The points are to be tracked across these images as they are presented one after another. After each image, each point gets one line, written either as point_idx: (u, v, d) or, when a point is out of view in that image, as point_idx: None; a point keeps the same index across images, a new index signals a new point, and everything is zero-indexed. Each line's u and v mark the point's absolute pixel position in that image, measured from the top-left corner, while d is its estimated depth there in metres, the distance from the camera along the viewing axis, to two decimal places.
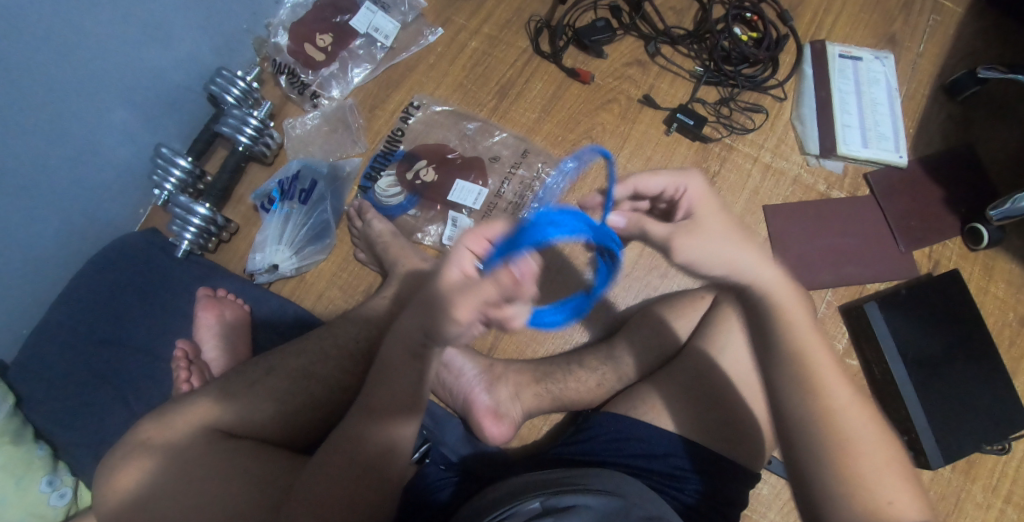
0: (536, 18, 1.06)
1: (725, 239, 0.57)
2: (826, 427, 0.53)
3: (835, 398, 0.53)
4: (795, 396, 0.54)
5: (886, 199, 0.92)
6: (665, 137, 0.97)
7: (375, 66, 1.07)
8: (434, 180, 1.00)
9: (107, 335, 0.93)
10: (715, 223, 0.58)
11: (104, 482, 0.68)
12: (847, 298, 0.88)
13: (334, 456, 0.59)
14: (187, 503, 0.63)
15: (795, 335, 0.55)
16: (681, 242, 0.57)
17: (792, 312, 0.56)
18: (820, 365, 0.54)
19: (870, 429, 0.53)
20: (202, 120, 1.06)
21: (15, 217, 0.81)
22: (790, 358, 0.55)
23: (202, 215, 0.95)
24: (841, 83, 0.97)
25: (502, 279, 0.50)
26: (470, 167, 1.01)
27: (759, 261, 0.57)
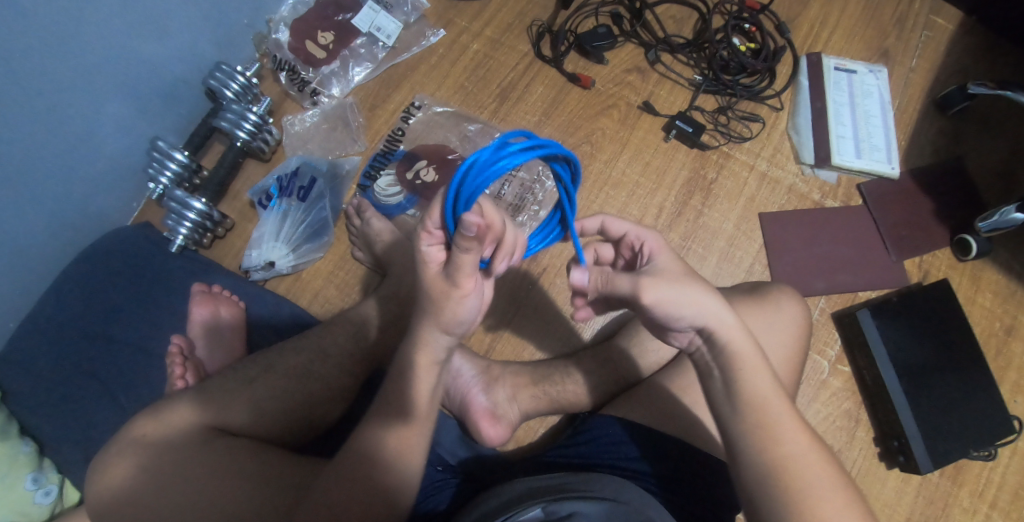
0: (537, 23, 1.07)
1: (690, 283, 0.56)
2: (783, 473, 0.51)
3: (791, 447, 0.52)
4: (753, 442, 0.53)
5: (879, 208, 0.93)
6: (664, 143, 0.98)
7: (376, 65, 1.07)
8: (434, 180, 1.00)
9: (97, 330, 0.92)
10: (678, 269, 0.57)
11: (96, 478, 0.66)
12: (840, 305, 0.90)
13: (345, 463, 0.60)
14: (184, 501, 0.62)
15: (753, 386, 0.54)
16: (650, 283, 0.55)
17: (749, 360, 0.55)
18: (775, 414, 0.53)
19: (828, 475, 0.52)
20: (199, 114, 1.05)
21: (6, 207, 0.79)
22: (752, 412, 0.54)
23: (198, 209, 0.94)
24: (836, 95, 0.99)
25: (467, 245, 0.49)
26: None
27: (720, 313, 0.56)
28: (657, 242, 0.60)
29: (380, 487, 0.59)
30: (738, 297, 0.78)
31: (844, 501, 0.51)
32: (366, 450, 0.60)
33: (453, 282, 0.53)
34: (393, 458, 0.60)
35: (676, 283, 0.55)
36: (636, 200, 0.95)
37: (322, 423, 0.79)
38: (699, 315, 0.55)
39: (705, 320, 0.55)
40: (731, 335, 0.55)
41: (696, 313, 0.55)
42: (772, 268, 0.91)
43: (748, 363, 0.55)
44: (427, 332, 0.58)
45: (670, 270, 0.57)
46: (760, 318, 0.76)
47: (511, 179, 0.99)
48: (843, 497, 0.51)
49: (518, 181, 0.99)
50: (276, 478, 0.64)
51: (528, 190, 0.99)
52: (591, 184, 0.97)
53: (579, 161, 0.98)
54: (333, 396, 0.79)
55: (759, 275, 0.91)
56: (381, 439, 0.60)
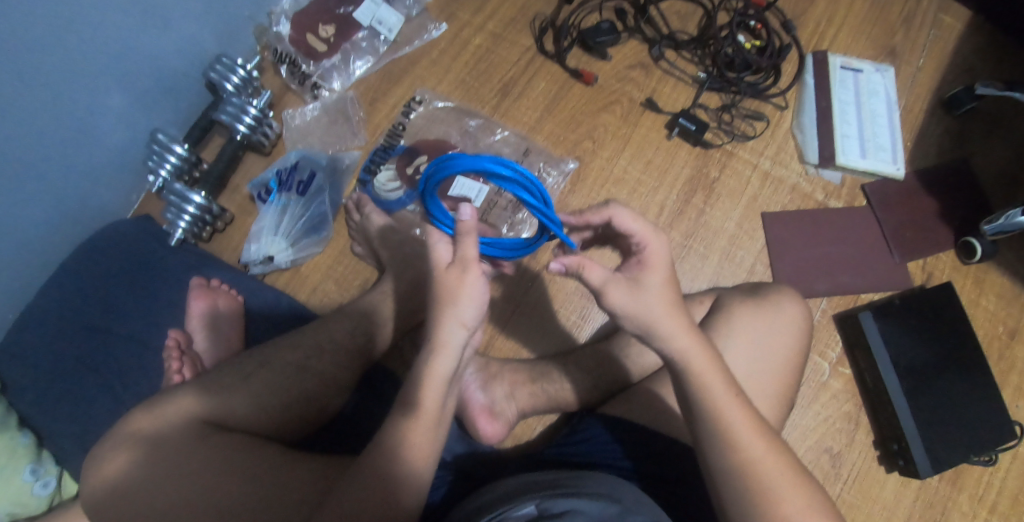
0: (540, 17, 1.06)
1: (658, 303, 0.57)
2: (746, 479, 0.53)
3: (751, 451, 0.54)
4: (716, 449, 0.55)
5: (883, 209, 0.92)
6: (666, 141, 0.97)
7: (378, 59, 1.06)
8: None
9: (96, 323, 0.93)
10: (655, 285, 0.57)
11: (93, 475, 0.66)
12: (842, 306, 0.89)
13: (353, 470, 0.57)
14: (178, 496, 0.62)
15: (710, 395, 0.56)
16: (616, 292, 0.57)
17: (703, 371, 0.56)
18: (735, 422, 0.55)
19: (788, 477, 0.54)
20: (200, 107, 1.05)
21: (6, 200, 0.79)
22: (710, 423, 0.55)
23: (197, 203, 0.94)
24: (841, 94, 0.97)
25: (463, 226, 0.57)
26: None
27: (674, 330, 0.56)
28: (658, 251, 0.58)
29: (391, 502, 0.55)
30: (738, 298, 0.78)
31: (804, 500, 0.53)
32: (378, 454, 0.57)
33: (462, 267, 0.58)
34: (406, 470, 0.57)
35: (643, 298, 0.56)
36: (637, 198, 0.94)
37: (318, 418, 0.78)
38: (658, 330, 0.56)
39: (666, 334, 0.56)
40: (684, 351, 0.56)
41: (654, 329, 0.56)
42: (773, 268, 0.90)
43: (702, 374, 0.56)
44: (444, 332, 0.58)
45: (648, 286, 0.57)
46: (760, 319, 0.75)
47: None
48: (801, 493, 0.53)
49: None
50: (275, 478, 0.64)
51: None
52: (592, 181, 0.96)
53: (580, 158, 0.98)
54: (329, 392, 0.78)
55: (760, 276, 0.90)
56: (395, 444, 0.57)
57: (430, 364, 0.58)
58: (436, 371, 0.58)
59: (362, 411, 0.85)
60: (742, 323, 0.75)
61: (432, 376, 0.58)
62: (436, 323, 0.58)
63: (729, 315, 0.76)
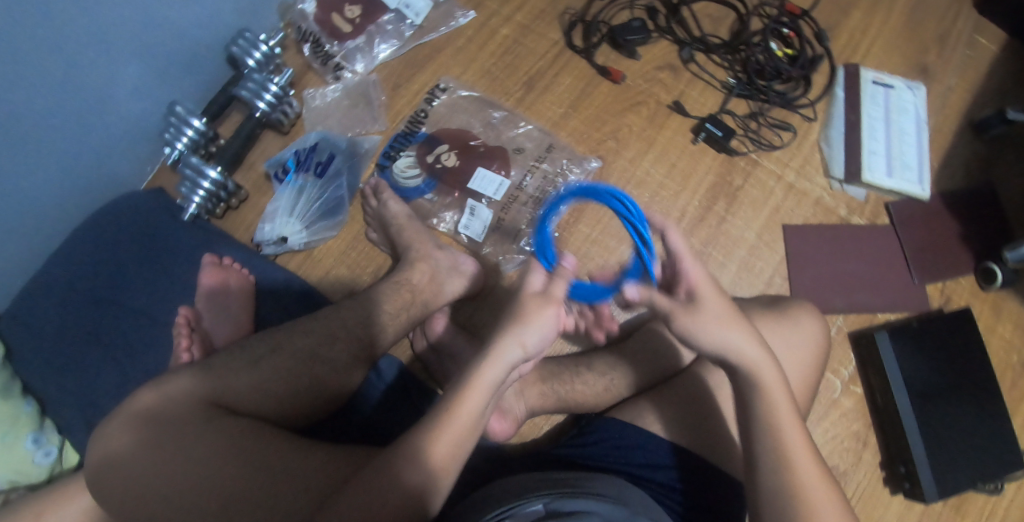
0: (570, 11, 1.04)
1: (722, 324, 0.59)
2: (797, 502, 0.54)
3: (805, 476, 0.56)
4: (771, 467, 0.56)
5: (905, 229, 0.91)
6: (691, 146, 0.96)
7: (403, 43, 1.05)
8: (454, 163, 0.97)
9: (106, 294, 0.93)
10: (713, 306, 0.60)
11: (94, 456, 0.64)
12: (858, 325, 0.88)
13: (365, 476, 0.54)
14: (186, 478, 0.61)
15: (773, 413, 0.58)
16: (684, 319, 0.59)
17: (772, 388, 0.59)
18: (793, 444, 0.57)
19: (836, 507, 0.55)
20: (219, 81, 1.03)
21: (21, 166, 0.78)
22: (769, 440, 0.57)
23: (212, 179, 0.93)
24: (872, 109, 0.96)
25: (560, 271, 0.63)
26: (491, 155, 0.98)
27: (743, 346, 0.59)
28: (700, 274, 0.61)
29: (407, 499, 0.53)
30: (757, 310, 0.78)
31: None
32: (399, 455, 0.55)
33: (545, 297, 0.58)
34: (429, 471, 0.54)
35: (707, 321, 0.59)
36: (658, 201, 0.93)
37: (327, 407, 0.77)
38: (730, 349, 0.59)
39: (735, 355, 0.59)
40: (757, 365, 0.59)
41: (724, 348, 0.59)
42: (792, 281, 0.89)
43: (771, 390, 0.58)
44: (503, 342, 0.56)
45: (706, 309, 0.59)
46: (777, 332, 0.76)
47: (534, 171, 0.97)
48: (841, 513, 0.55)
49: (541, 173, 0.97)
50: (281, 466, 0.63)
51: (550, 183, 0.96)
52: (614, 182, 0.95)
53: (603, 157, 0.96)
54: (340, 380, 0.76)
55: (778, 288, 0.89)
56: (423, 453, 0.54)
57: (480, 370, 0.56)
58: (485, 381, 0.55)
59: (371, 402, 0.85)
60: (765, 336, 0.75)
61: (480, 380, 0.55)
62: (499, 332, 0.57)
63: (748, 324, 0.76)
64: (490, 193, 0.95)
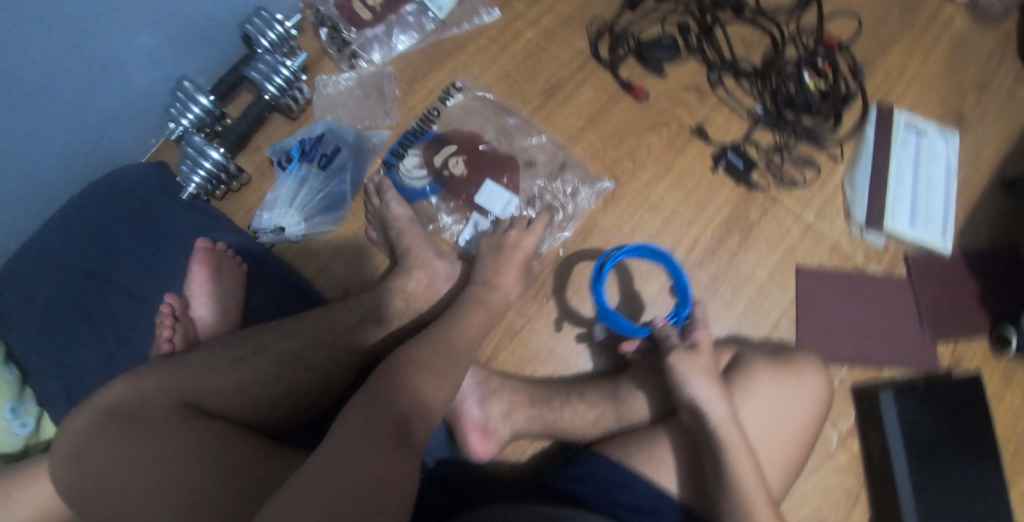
0: (599, 21, 1.01)
1: (706, 376, 0.72)
2: None
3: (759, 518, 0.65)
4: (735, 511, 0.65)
5: (922, 285, 0.88)
6: (710, 174, 0.92)
7: (423, 36, 1.01)
8: (463, 171, 0.94)
9: (96, 267, 0.91)
10: (705, 363, 0.73)
11: (61, 447, 0.62)
12: (863, 378, 0.85)
13: (389, 375, 0.61)
14: (149, 479, 0.59)
15: (735, 470, 0.66)
16: (679, 363, 0.73)
17: (735, 444, 0.68)
18: (751, 492, 0.65)
19: None
20: (233, 59, 1.01)
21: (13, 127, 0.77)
22: (732, 489, 0.66)
23: (214, 159, 0.91)
24: (901, 154, 0.92)
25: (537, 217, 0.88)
26: (502, 168, 0.95)
27: (715, 400, 0.71)
28: (703, 341, 0.76)
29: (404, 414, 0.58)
30: (761, 360, 0.77)
31: None
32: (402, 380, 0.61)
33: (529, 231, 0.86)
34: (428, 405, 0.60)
35: (698, 372, 0.72)
36: (670, 229, 0.90)
37: (304, 412, 0.74)
38: (710, 404, 0.70)
39: (709, 408, 0.70)
40: (722, 419, 0.69)
41: (699, 400, 0.71)
42: (798, 327, 0.86)
43: (736, 446, 0.67)
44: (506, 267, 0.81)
45: (699, 362, 0.74)
46: (780, 387, 0.74)
47: (544, 191, 0.94)
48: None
49: (550, 192, 0.94)
50: (250, 470, 0.61)
51: (559, 201, 0.93)
52: (627, 204, 0.92)
53: (617, 178, 0.93)
54: (322, 389, 0.74)
55: (783, 332, 0.86)
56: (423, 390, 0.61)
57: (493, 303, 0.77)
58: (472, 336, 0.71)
59: None
60: (760, 388, 0.74)
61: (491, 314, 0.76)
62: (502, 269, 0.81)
63: (750, 374, 0.75)
64: (497, 211, 0.92)
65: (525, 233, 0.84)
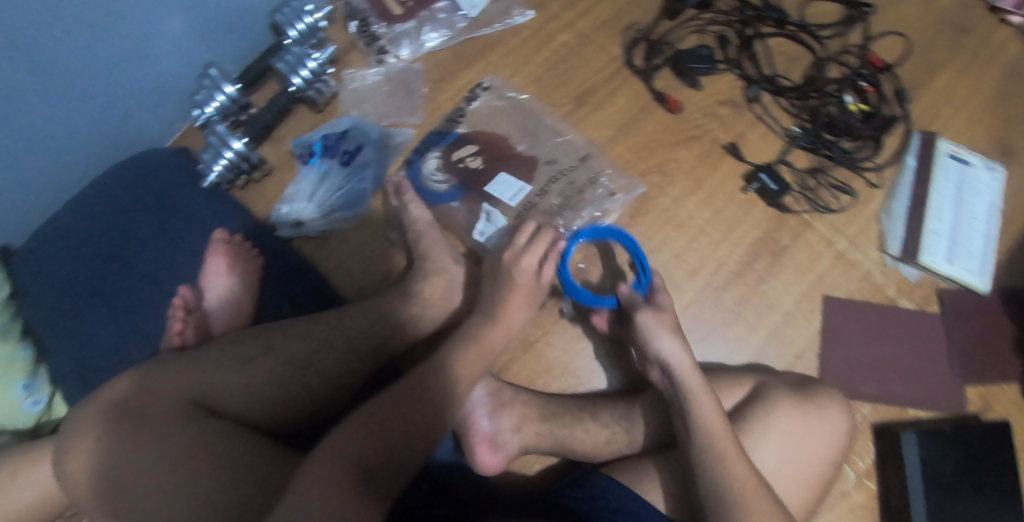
0: (635, 27, 0.98)
1: (670, 327, 0.72)
2: (729, 499, 0.61)
3: (733, 471, 0.63)
4: (709, 465, 0.64)
5: (954, 323, 0.84)
6: (741, 194, 0.90)
7: (454, 34, 0.99)
8: (480, 165, 0.92)
9: (115, 250, 0.91)
10: (671, 317, 0.74)
11: (66, 439, 0.62)
12: (886, 416, 0.82)
13: (374, 418, 0.61)
14: (153, 480, 0.58)
15: (702, 423, 0.66)
16: (642, 313, 0.74)
17: (699, 394, 0.68)
18: (722, 444, 0.64)
19: (764, 505, 0.61)
20: (262, 47, 1.00)
21: (36, 105, 0.76)
22: (704, 442, 0.65)
23: (235, 149, 0.91)
24: (942, 185, 0.88)
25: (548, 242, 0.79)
26: (518, 159, 0.92)
27: (675, 350, 0.71)
28: (666, 298, 0.77)
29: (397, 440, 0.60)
30: (783, 393, 0.74)
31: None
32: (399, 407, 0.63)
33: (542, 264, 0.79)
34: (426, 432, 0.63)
35: (659, 322, 0.73)
36: (696, 248, 0.88)
37: (313, 417, 0.74)
38: (672, 352, 0.70)
39: (672, 359, 0.70)
40: (685, 367, 0.69)
41: (663, 352, 0.71)
42: (822, 359, 0.83)
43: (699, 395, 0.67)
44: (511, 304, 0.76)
45: (663, 313, 0.74)
46: (800, 422, 0.72)
47: (559, 178, 0.91)
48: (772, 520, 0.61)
49: (568, 182, 0.90)
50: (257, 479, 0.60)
51: (580, 197, 0.90)
52: (653, 219, 0.89)
53: (645, 192, 0.91)
54: (331, 393, 0.73)
55: (807, 364, 0.83)
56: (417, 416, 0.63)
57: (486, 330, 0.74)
58: (477, 358, 0.71)
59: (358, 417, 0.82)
60: (779, 423, 0.72)
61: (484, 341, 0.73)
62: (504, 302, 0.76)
63: (771, 407, 0.73)
64: (507, 198, 0.89)
65: (519, 252, 0.77)
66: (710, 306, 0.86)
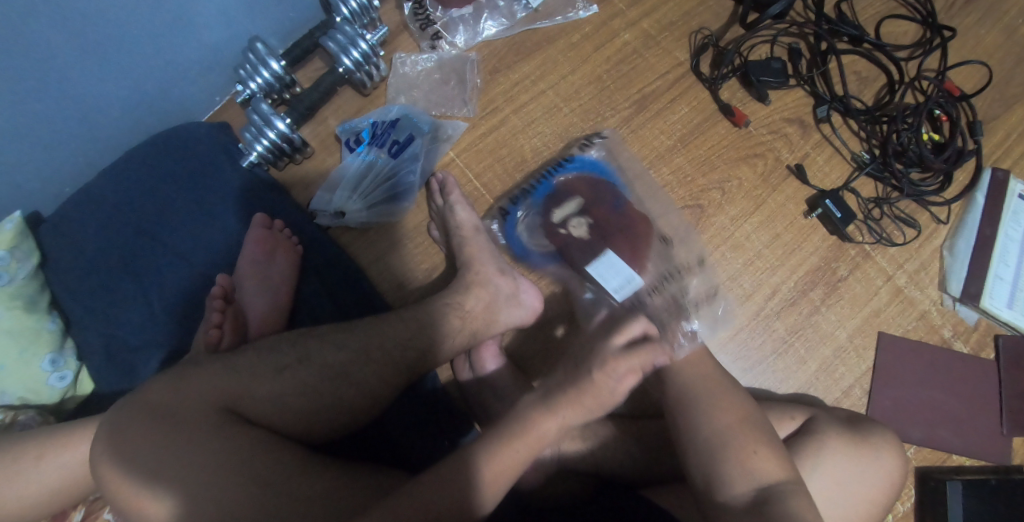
0: (703, 32, 0.93)
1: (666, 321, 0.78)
2: (684, 396, 0.67)
3: (693, 373, 0.69)
4: (677, 367, 0.70)
5: (1008, 371, 0.82)
6: (801, 219, 0.86)
7: (512, 24, 0.94)
8: (583, 234, 0.85)
9: (149, 225, 0.88)
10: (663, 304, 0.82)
11: (98, 438, 0.60)
12: (929, 461, 0.81)
13: (410, 498, 0.58)
14: (183, 486, 0.57)
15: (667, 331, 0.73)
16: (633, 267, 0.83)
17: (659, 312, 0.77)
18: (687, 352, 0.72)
19: (728, 395, 0.66)
20: (310, 22, 0.95)
21: (74, 71, 0.72)
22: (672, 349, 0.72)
23: (279, 131, 0.85)
24: (1010, 227, 0.86)
25: (646, 360, 0.68)
26: (628, 243, 0.85)
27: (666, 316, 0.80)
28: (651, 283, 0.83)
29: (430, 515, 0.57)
30: (835, 430, 0.72)
31: (743, 417, 0.64)
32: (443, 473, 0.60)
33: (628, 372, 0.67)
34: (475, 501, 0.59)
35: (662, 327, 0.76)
36: (750, 272, 0.85)
37: (348, 427, 0.71)
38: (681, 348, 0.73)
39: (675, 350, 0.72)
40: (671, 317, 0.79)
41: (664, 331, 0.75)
42: (871, 398, 0.82)
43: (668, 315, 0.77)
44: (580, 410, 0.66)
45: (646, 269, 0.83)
46: (852, 462, 0.70)
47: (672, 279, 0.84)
48: (768, 456, 0.61)
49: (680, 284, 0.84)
50: (284, 490, 0.58)
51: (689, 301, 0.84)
52: (708, 239, 0.86)
53: (702, 207, 0.87)
54: (367, 404, 0.71)
55: (854, 401, 0.81)
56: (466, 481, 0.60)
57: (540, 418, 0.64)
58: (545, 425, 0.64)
59: (396, 427, 0.80)
60: (832, 459, 0.69)
61: (544, 429, 0.64)
62: (576, 391, 0.66)
63: (823, 442, 0.70)
64: (610, 287, 0.81)
65: (617, 356, 0.67)
66: (761, 333, 0.83)
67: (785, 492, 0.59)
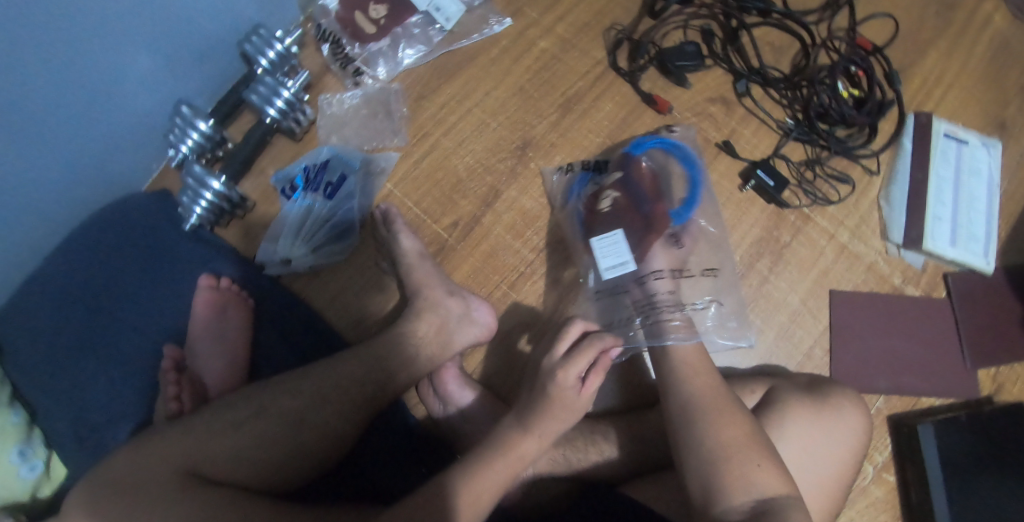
0: (616, 27, 0.95)
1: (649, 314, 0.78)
2: (686, 412, 0.66)
3: (692, 386, 0.68)
4: (679, 380, 0.70)
5: (962, 308, 0.84)
6: (738, 194, 0.88)
7: (431, 49, 0.96)
8: (608, 208, 0.83)
9: (103, 304, 0.88)
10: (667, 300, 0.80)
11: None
12: (899, 408, 0.82)
13: None
14: None
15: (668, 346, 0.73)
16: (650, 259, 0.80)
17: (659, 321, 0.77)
18: (693, 366, 0.71)
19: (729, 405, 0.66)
20: (234, 79, 0.95)
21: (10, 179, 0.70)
22: (674, 364, 0.72)
23: (215, 190, 0.85)
24: (941, 167, 0.88)
25: (597, 361, 0.71)
26: (644, 231, 0.81)
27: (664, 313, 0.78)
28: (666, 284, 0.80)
29: None
30: (796, 397, 0.72)
31: (744, 430, 0.64)
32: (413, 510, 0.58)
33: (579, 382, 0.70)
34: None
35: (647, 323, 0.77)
36: None
37: (315, 470, 0.71)
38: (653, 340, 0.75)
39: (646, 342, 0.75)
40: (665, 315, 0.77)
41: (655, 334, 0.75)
42: (833, 357, 0.82)
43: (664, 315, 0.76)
44: (546, 421, 0.68)
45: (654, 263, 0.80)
46: (817, 426, 0.70)
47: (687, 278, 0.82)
48: (770, 470, 0.61)
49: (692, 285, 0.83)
50: None
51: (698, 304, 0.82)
52: None
53: None
54: (332, 445, 0.71)
55: (817, 362, 0.82)
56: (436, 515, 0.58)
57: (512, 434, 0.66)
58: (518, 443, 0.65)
59: (367, 461, 0.80)
60: (800, 426, 0.70)
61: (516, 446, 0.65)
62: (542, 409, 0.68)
63: (785, 413, 0.71)
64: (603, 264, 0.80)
65: (566, 363, 0.70)
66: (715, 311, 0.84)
67: (786, 505, 0.59)
